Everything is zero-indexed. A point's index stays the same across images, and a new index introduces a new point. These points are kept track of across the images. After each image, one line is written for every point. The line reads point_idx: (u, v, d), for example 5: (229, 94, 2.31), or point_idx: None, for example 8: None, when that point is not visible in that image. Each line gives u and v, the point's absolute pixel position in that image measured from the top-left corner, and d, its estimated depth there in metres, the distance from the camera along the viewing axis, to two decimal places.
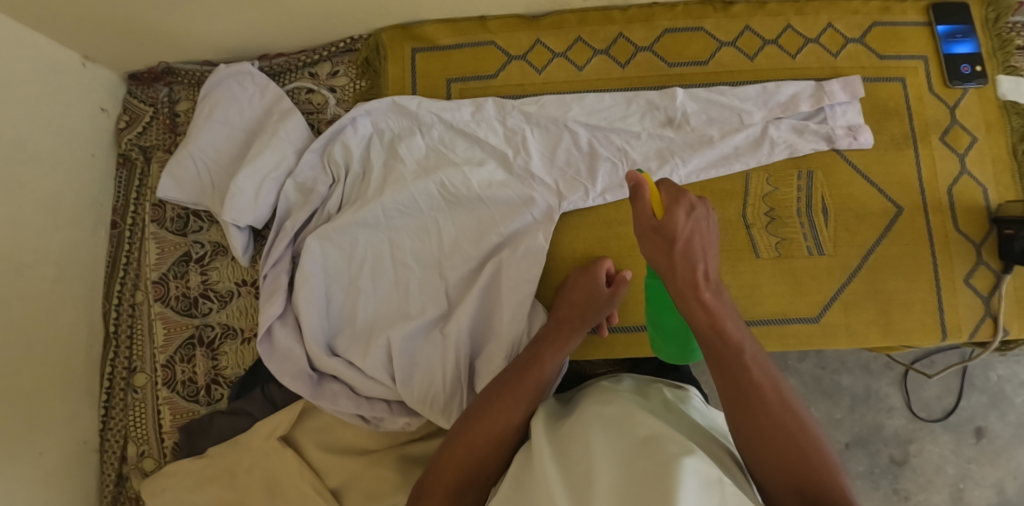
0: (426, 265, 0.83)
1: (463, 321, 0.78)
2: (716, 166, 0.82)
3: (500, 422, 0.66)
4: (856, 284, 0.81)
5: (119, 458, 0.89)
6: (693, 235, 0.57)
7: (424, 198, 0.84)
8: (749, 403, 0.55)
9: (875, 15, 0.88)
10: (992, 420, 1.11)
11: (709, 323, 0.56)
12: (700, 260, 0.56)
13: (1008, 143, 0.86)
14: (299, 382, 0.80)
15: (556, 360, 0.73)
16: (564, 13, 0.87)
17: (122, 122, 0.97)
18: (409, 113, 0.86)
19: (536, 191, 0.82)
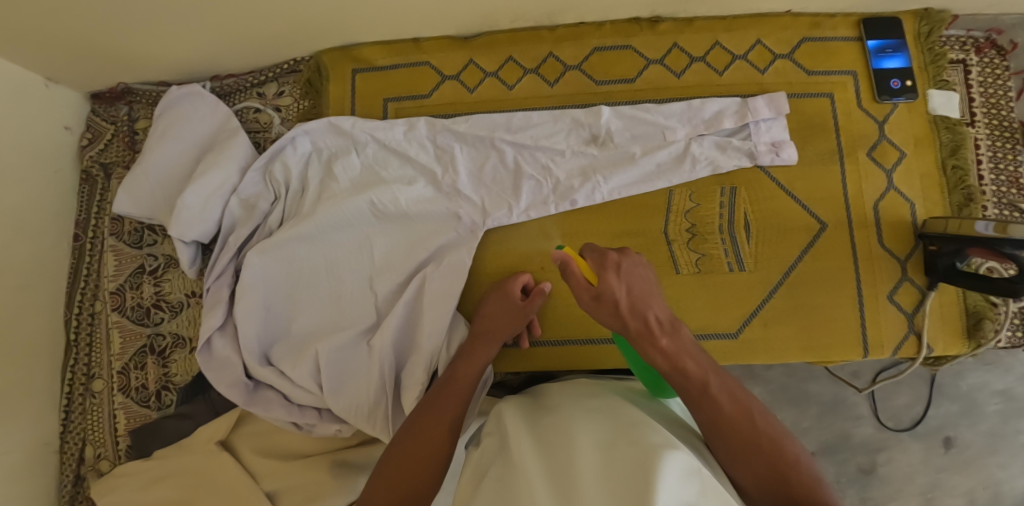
0: (360, 279, 0.86)
1: (387, 334, 0.82)
2: (637, 182, 0.84)
3: (427, 445, 0.67)
4: (776, 299, 0.82)
5: (77, 459, 0.94)
6: (634, 288, 0.66)
7: (357, 215, 0.87)
8: (723, 430, 0.59)
9: (804, 31, 0.88)
10: (962, 428, 1.06)
11: (669, 366, 0.62)
12: (648, 310, 0.65)
13: (938, 158, 0.86)
14: (234, 390, 0.84)
15: (471, 374, 0.76)
16: (495, 34, 0.90)
17: (84, 140, 1.02)
18: (345, 132, 0.90)
19: (462, 209, 0.85)
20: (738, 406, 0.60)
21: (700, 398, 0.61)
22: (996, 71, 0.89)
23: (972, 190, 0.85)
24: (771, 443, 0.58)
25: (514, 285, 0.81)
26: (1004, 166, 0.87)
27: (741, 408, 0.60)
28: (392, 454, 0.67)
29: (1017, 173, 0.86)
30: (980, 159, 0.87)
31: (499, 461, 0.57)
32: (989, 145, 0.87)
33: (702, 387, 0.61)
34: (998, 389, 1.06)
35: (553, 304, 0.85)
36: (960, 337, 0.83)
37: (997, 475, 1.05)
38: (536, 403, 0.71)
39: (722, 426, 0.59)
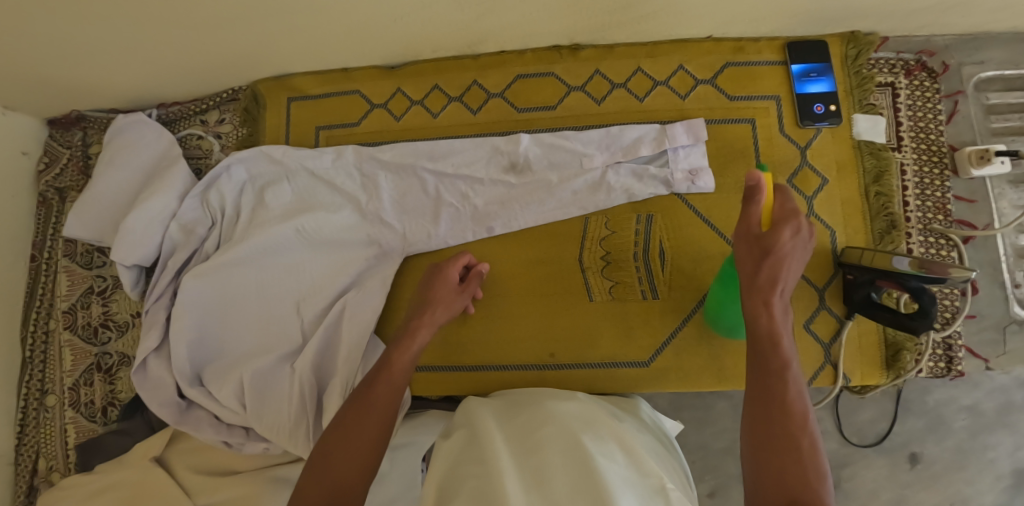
0: (287, 303, 0.89)
1: (308, 357, 0.86)
2: (552, 210, 0.85)
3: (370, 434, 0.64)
4: (688, 328, 0.83)
5: (31, 471, 0.99)
6: (788, 258, 0.62)
7: (284, 242, 0.90)
8: (771, 407, 0.58)
9: (727, 55, 0.88)
10: (929, 444, 0.93)
11: (767, 333, 0.61)
12: (783, 278, 0.62)
13: (861, 185, 0.85)
14: (165, 409, 0.88)
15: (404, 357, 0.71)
16: (420, 63, 0.92)
17: (41, 164, 1.07)
18: (275, 160, 0.92)
19: (383, 235, 0.89)
20: (800, 399, 0.58)
21: (773, 368, 0.59)
22: (926, 93, 0.88)
23: (896, 218, 0.83)
24: (809, 450, 0.56)
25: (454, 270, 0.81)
26: (931, 192, 0.85)
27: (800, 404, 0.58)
28: (328, 438, 0.64)
29: (944, 199, 0.85)
30: (907, 185, 0.85)
31: (474, 459, 0.62)
32: (916, 171, 0.86)
33: (782, 364, 0.59)
34: (966, 404, 0.91)
35: (467, 329, 0.85)
36: (878, 368, 0.82)
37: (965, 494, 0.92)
38: (515, 403, 0.77)
39: (773, 401, 0.58)
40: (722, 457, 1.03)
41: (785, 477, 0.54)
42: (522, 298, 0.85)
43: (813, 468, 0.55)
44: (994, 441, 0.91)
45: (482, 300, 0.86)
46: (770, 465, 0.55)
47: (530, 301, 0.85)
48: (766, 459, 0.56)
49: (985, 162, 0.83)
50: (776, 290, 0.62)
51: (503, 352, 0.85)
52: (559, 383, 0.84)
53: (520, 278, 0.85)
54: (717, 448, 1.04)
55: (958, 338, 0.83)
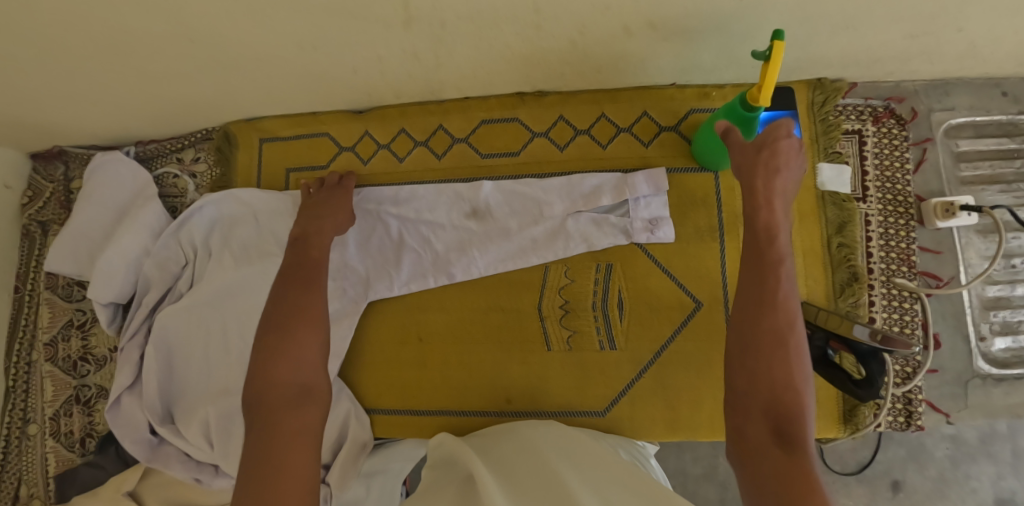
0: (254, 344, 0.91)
1: None
2: (512, 259, 0.85)
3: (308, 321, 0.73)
4: (645, 379, 0.83)
5: (12, 498, 1.02)
6: (784, 155, 0.63)
7: (252, 282, 0.93)
8: (762, 308, 0.59)
9: (691, 101, 0.88)
10: (911, 473, 0.91)
11: (765, 225, 0.61)
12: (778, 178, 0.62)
13: (824, 235, 0.84)
14: (137, 446, 0.91)
15: (328, 234, 0.82)
16: (386, 107, 0.93)
17: (25, 198, 1.09)
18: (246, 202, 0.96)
19: (347, 282, 0.88)
20: (790, 301, 0.59)
21: (768, 263, 0.60)
22: (893, 142, 0.86)
23: (857, 270, 0.82)
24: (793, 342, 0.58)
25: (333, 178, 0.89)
26: (895, 243, 0.84)
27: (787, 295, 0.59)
28: (269, 333, 0.70)
29: (908, 250, 0.84)
30: (871, 236, 0.85)
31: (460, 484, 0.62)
32: (881, 221, 0.85)
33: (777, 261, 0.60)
34: (948, 432, 0.90)
35: (428, 373, 0.87)
36: (835, 422, 0.81)
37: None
38: (495, 432, 0.80)
39: (765, 305, 0.58)
40: (699, 483, 1.07)
41: (771, 374, 0.57)
42: (481, 347, 0.86)
43: (796, 361, 0.57)
44: (976, 471, 0.90)
45: (441, 345, 0.87)
46: (756, 368, 0.57)
47: (488, 349, 0.86)
48: (753, 359, 0.58)
49: (950, 215, 0.82)
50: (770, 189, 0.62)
51: (461, 399, 0.86)
52: None
53: (480, 324, 0.86)
54: (694, 474, 1.07)
55: (919, 392, 0.83)
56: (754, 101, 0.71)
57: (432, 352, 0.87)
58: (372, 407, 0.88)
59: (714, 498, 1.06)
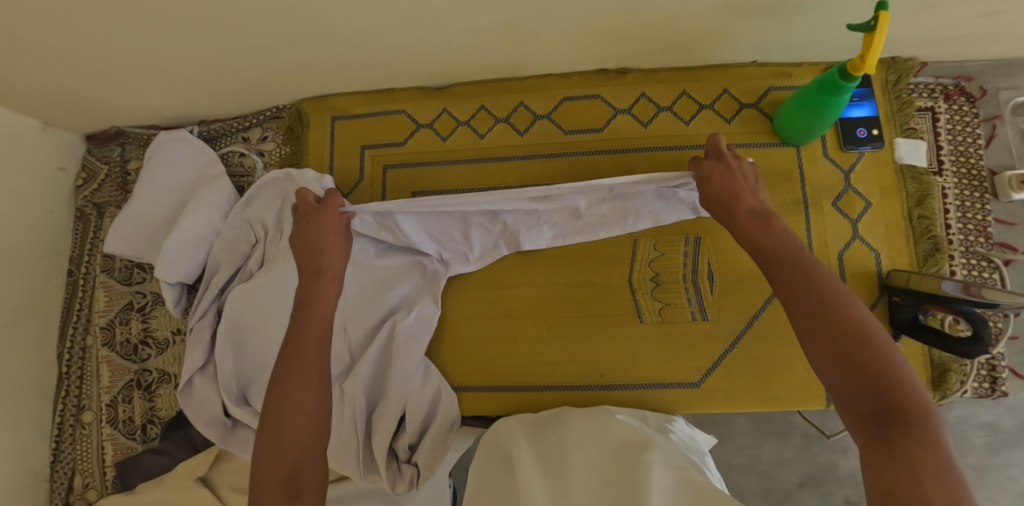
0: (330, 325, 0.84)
1: (359, 383, 0.81)
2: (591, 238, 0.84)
3: (303, 398, 0.62)
4: (737, 350, 0.83)
5: (66, 488, 0.98)
6: (731, 172, 0.68)
7: None
8: (798, 300, 0.56)
9: (769, 80, 0.89)
10: (951, 461, 0.94)
11: (753, 246, 0.63)
12: (745, 196, 0.66)
13: (904, 208, 0.86)
14: (212, 428, 0.89)
15: (330, 287, 0.70)
16: (466, 84, 0.93)
17: (79, 180, 1.07)
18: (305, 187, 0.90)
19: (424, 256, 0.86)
20: (840, 293, 0.55)
21: (784, 270, 0.59)
22: (965, 118, 0.89)
23: (939, 241, 0.85)
24: (855, 313, 0.54)
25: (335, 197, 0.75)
26: (972, 215, 0.87)
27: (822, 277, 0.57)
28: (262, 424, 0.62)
29: (984, 222, 0.86)
30: (948, 208, 0.87)
31: (504, 478, 0.64)
32: (958, 194, 0.87)
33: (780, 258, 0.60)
34: (985, 420, 0.93)
35: (516, 349, 0.86)
36: (924, 388, 0.83)
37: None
38: (547, 422, 0.78)
39: (797, 299, 0.56)
40: (741, 474, 1.07)
41: (842, 350, 0.52)
42: (571, 322, 0.86)
43: (869, 346, 0.51)
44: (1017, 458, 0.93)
45: (529, 319, 0.86)
46: (844, 355, 0.52)
47: (578, 324, 0.85)
48: (831, 357, 0.52)
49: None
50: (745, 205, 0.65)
51: (550, 374, 0.85)
52: (607, 402, 0.84)
53: (570, 298, 0.86)
54: (737, 464, 1.07)
55: (1002, 359, 0.85)
56: (854, 71, 0.73)
57: (520, 326, 0.87)
58: (459, 384, 0.87)
59: (756, 489, 1.07)
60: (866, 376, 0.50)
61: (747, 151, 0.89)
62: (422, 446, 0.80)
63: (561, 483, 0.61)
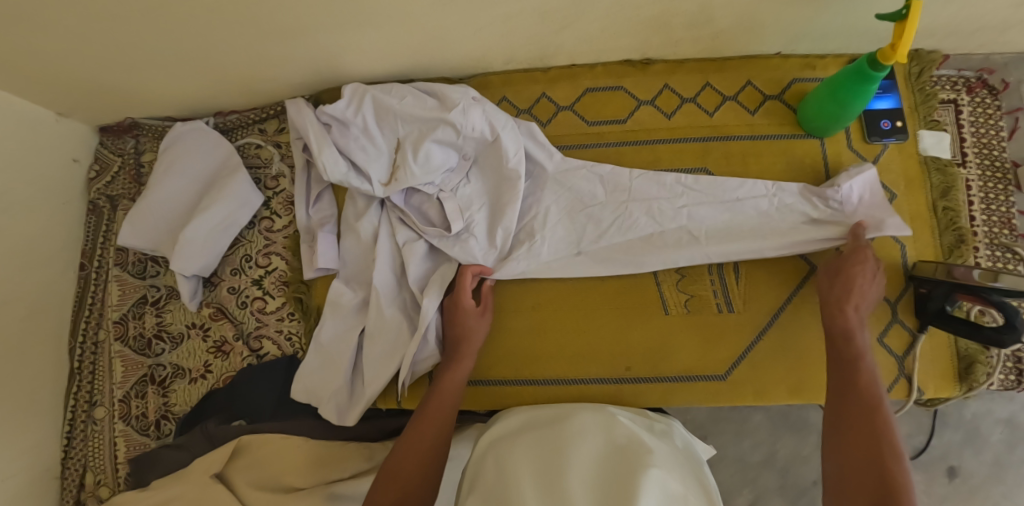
0: (391, 212, 0.88)
1: (385, 272, 0.85)
2: (601, 171, 0.84)
3: (453, 387, 0.77)
4: (765, 342, 0.83)
5: (78, 485, 0.96)
6: (860, 274, 0.75)
7: (441, 158, 0.84)
8: (847, 397, 0.69)
9: (794, 71, 0.89)
10: (967, 458, 1.06)
11: (841, 332, 0.74)
12: (858, 292, 0.75)
13: (929, 199, 0.86)
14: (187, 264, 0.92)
15: (477, 324, 0.82)
16: (488, 75, 0.92)
17: (92, 172, 1.05)
18: (361, 98, 0.86)
19: (466, 191, 0.85)
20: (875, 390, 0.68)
21: (846, 367, 0.71)
22: (988, 111, 0.89)
23: (964, 232, 0.84)
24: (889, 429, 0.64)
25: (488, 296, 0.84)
26: (996, 207, 0.87)
27: (870, 385, 0.69)
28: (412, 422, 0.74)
29: (1009, 214, 0.86)
30: (972, 201, 0.87)
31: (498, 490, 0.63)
32: (981, 187, 0.87)
33: (857, 357, 0.72)
34: (1002, 417, 1.06)
35: (541, 342, 0.85)
36: (950, 381, 0.83)
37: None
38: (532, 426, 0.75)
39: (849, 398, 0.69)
40: (758, 471, 1.10)
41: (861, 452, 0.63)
42: (596, 314, 0.84)
43: (887, 440, 0.63)
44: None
45: (554, 311, 0.85)
46: (860, 441, 0.64)
47: (605, 315, 0.84)
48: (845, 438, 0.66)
49: None
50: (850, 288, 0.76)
51: (571, 367, 0.84)
52: (631, 394, 0.83)
53: (596, 290, 0.85)
54: (754, 461, 1.11)
55: None
56: (885, 60, 0.72)
57: (544, 315, 0.85)
58: (482, 378, 0.85)
59: (773, 486, 1.10)
60: (872, 458, 0.62)
61: (772, 142, 0.88)
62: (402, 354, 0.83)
63: (557, 491, 0.61)
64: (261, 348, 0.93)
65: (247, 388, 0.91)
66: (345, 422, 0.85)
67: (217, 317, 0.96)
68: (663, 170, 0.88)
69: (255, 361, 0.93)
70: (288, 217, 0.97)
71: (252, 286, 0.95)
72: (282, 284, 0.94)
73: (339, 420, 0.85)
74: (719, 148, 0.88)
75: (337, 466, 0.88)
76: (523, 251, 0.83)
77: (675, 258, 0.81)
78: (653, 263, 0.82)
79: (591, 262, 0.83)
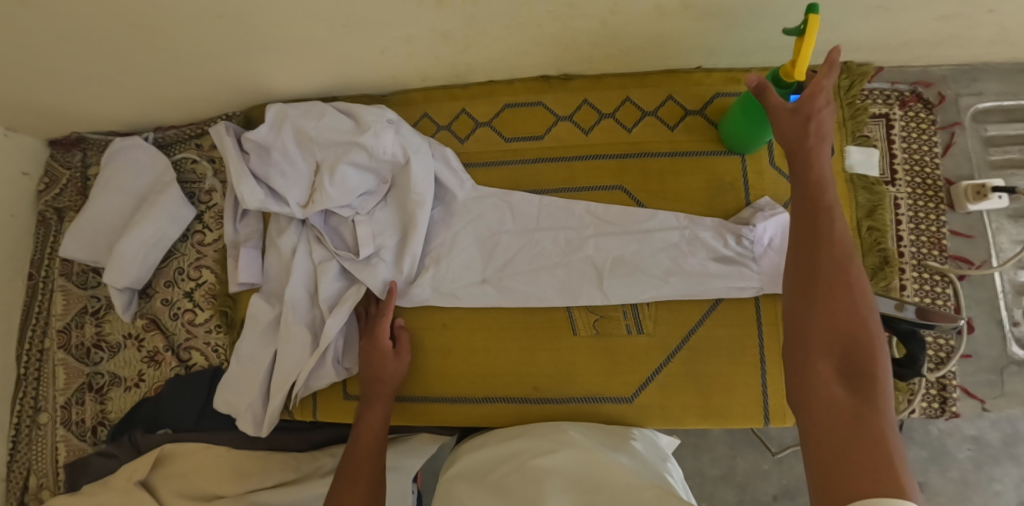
0: (309, 229, 0.89)
1: (298, 290, 0.87)
2: (510, 196, 0.86)
3: (373, 432, 0.79)
4: (674, 365, 0.81)
5: (22, 487, 1.00)
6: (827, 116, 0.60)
7: (357, 182, 0.86)
8: (818, 281, 0.57)
9: (718, 86, 0.87)
10: (932, 475, 1.02)
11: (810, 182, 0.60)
12: (826, 141, 0.61)
13: (853, 219, 0.83)
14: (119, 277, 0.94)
15: (395, 365, 0.82)
16: (410, 92, 0.92)
17: (42, 185, 1.09)
18: (281, 124, 0.87)
19: (377, 216, 0.87)
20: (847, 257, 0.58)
21: (820, 246, 0.58)
22: (921, 125, 0.85)
23: (889, 253, 0.81)
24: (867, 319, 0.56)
25: (406, 338, 0.84)
26: (925, 226, 0.83)
27: (846, 262, 0.57)
28: (340, 480, 0.75)
29: (939, 234, 0.83)
30: (900, 220, 0.84)
31: None
32: (910, 205, 0.84)
33: (827, 231, 0.59)
34: (968, 434, 1.01)
35: (449, 361, 0.85)
36: None
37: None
38: (490, 471, 0.72)
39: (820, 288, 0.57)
40: (716, 485, 1.11)
41: (831, 342, 0.55)
42: (507, 331, 0.85)
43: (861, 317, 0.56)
44: (999, 473, 1.00)
45: (459, 330, 0.86)
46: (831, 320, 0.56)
47: (512, 334, 0.85)
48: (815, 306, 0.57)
49: (981, 198, 0.81)
50: (812, 150, 0.60)
51: (481, 384, 0.84)
52: (539, 414, 0.84)
53: (505, 311, 0.85)
54: (712, 475, 1.12)
55: (953, 377, 0.81)
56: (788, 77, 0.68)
57: (450, 334, 0.86)
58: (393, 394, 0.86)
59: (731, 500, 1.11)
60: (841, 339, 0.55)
61: (690, 159, 0.86)
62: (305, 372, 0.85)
63: None
64: (190, 359, 0.96)
65: (174, 399, 0.94)
66: (260, 433, 0.89)
67: (150, 328, 0.98)
68: (578, 188, 0.87)
69: (184, 371, 0.96)
70: (219, 230, 0.99)
71: (184, 298, 0.98)
72: (211, 297, 0.96)
73: (254, 431, 0.88)
74: (636, 166, 0.86)
75: (260, 476, 0.90)
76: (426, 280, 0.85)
77: (576, 289, 0.83)
78: (555, 294, 0.83)
79: (497, 293, 0.85)
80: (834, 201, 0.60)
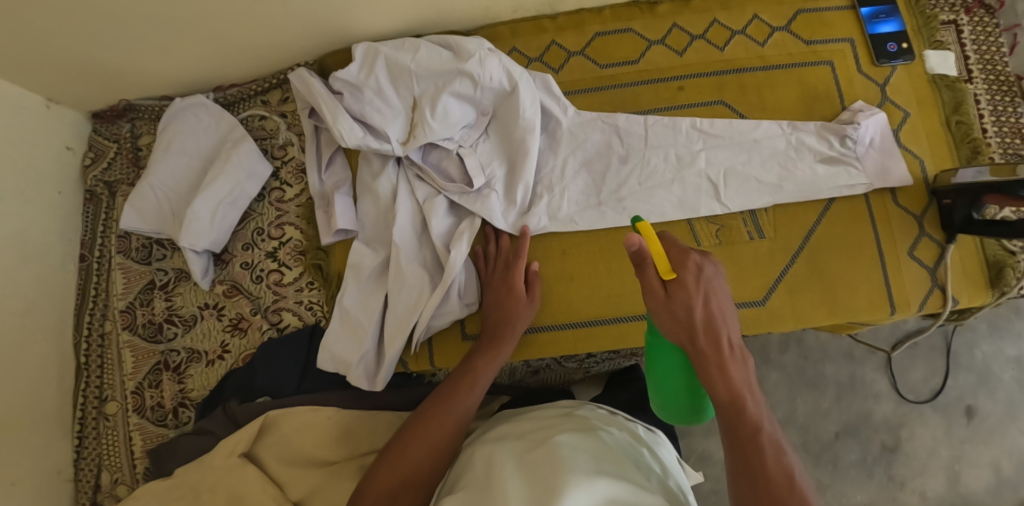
0: (406, 167, 0.86)
1: (405, 232, 0.83)
2: (615, 117, 0.86)
3: (487, 376, 0.76)
4: (798, 266, 0.82)
5: (93, 486, 0.90)
6: (708, 290, 0.54)
7: (460, 113, 0.83)
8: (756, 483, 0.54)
9: (798, 3, 0.90)
10: (981, 398, 1.13)
11: (729, 400, 0.55)
12: (723, 328, 0.54)
13: (942, 116, 0.87)
14: (199, 240, 0.88)
15: (525, 310, 0.80)
16: (496, 27, 0.91)
17: (87, 160, 1.00)
18: (373, 60, 0.83)
19: (481, 149, 0.85)
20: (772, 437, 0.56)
21: (748, 443, 0.55)
22: (987, 29, 0.91)
23: (979, 143, 0.86)
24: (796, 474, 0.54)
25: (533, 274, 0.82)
26: (1005, 118, 0.88)
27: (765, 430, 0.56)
28: (429, 405, 0.73)
29: (1018, 124, 0.88)
30: (983, 113, 0.89)
31: (483, 465, 0.66)
32: (989, 100, 0.89)
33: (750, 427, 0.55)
34: (1011, 355, 1.13)
35: (571, 288, 0.84)
36: (983, 287, 0.83)
37: (1021, 443, 1.11)
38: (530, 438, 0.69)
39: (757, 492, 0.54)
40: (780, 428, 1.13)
41: None
42: (624, 251, 0.84)
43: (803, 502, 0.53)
44: None
45: (571, 259, 0.84)
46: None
47: None
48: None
49: None
50: (709, 338, 0.54)
51: (609, 306, 0.83)
52: None
53: (625, 232, 0.84)
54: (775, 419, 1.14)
55: None
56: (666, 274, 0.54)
57: (568, 262, 0.84)
58: None
59: (796, 442, 1.14)
60: None
61: (782, 72, 0.88)
62: (423, 315, 0.80)
63: (538, 466, 0.62)
64: (282, 321, 0.90)
65: (270, 364, 0.87)
66: (373, 388, 0.83)
67: (232, 294, 0.92)
68: (681, 106, 0.88)
69: (275, 335, 0.90)
70: (299, 185, 0.95)
71: (267, 259, 0.92)
72: (299, 253, 0.92)
73: (369, 385, 0.82)
74: (733, 82, 0.88)
75: (369, 439, 0.84)
76: (544, 206, 0.84)
77: (695, 203, 0.83)
78: (673, 210, 0.83)
79: (616, 212, 0.84)
80: (740, 349, 0.56)
